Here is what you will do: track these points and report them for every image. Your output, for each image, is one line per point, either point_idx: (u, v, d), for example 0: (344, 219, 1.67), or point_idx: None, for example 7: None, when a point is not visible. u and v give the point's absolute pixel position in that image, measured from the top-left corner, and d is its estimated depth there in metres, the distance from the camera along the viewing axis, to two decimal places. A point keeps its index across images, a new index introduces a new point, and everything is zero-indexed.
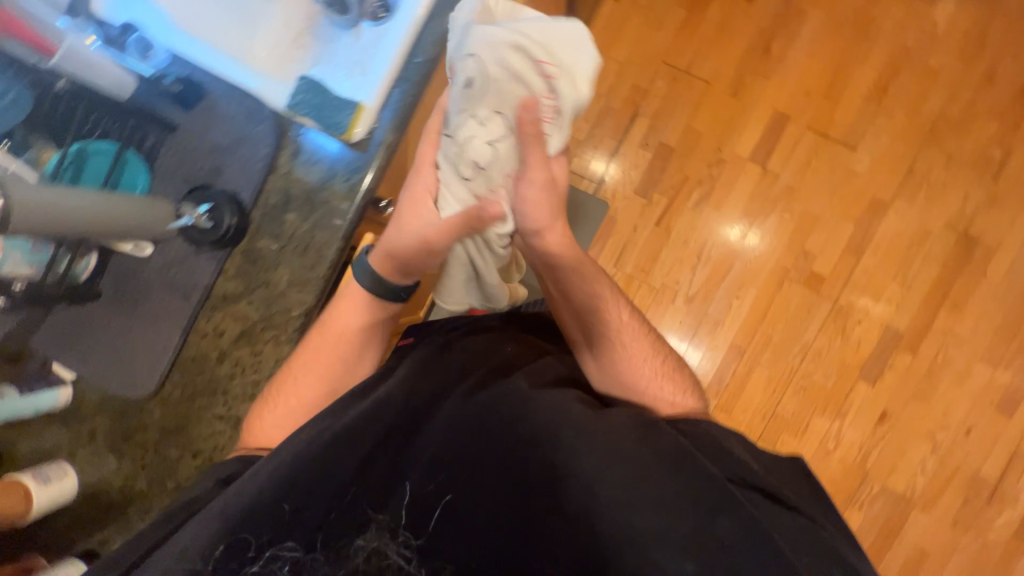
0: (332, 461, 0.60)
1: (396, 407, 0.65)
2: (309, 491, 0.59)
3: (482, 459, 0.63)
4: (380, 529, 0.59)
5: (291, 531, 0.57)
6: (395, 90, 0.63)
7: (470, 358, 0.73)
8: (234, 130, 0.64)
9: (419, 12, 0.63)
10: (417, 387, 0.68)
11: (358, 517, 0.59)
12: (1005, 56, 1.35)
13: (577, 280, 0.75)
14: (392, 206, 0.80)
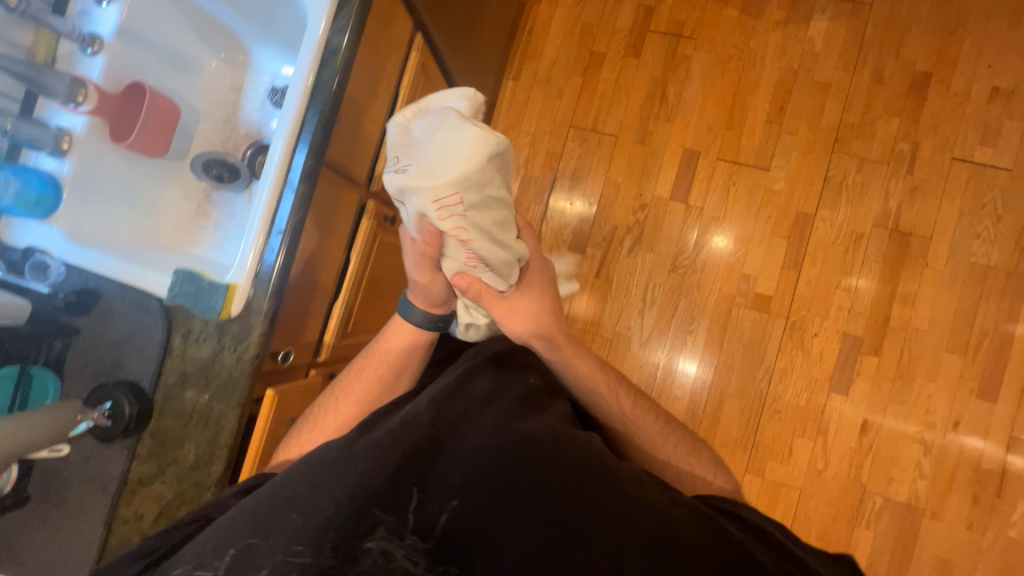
0: (356, 480, 0.59)
1: (426, 434, 0.64)
2: (326, 498, 0.58)
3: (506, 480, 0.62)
4: (387, 531, 0.58)
5: (302, 537, 0.56)
6: (264, 262, 0.69)
7: (498, 385, 0.72)
8: (128, 324, 0.70)
9: (271, 188, 0.69)
10: (447, 407, 0.67)
11: (366, 521, 0.58)
12: (888, 56, 1.39)
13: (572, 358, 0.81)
14: (293, 351, 0.80)
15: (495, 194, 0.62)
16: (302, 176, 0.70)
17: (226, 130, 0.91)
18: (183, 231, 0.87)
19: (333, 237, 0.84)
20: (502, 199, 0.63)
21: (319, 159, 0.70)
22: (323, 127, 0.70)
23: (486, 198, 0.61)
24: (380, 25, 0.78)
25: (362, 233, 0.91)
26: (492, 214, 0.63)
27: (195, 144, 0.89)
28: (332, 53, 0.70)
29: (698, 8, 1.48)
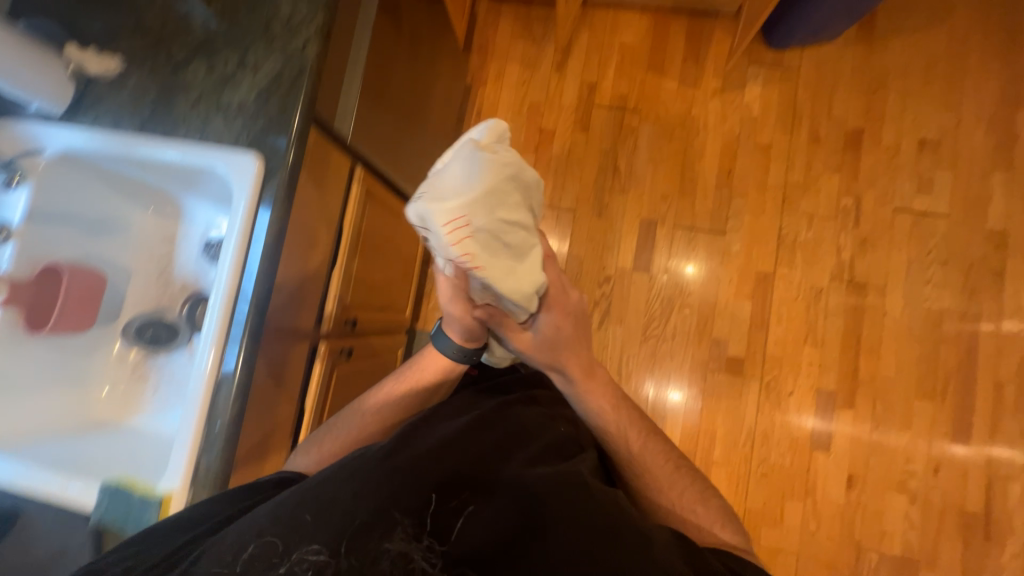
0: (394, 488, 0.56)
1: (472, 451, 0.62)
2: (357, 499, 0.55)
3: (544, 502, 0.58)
4: (404, 533, 0.54)
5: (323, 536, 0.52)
6: (202, 461, 0.65)
7: (536, 416, 0.72)
8: (57, 540, 0.66)
9: (203, 384, 0.65)
10: (488, 428, 0.66)
11: (384, 523, 0.54)
12: (821, 117, 1.46)
13: (589, 391, 0.76)
14: None
15: (511, 221, 0.58)
16: (238, 364, 0.67)
17: (162, 283, 0.85)
18: (121, 398, 0.81)
19: (283, 394, 0.78)
20: (517, 226, 0.58)
21: (256, 342, 0.68)
22: (258, 309, 0.67)
23: (500, 224, 0.57)
24: (315, 179, 0.76)
25: (315, 377, 0.86)
26: (516, 243, 0.59)
27: (129, 302, 0.84)
28: (260, 231, 0.67)
29: (638, 82, 1.53)
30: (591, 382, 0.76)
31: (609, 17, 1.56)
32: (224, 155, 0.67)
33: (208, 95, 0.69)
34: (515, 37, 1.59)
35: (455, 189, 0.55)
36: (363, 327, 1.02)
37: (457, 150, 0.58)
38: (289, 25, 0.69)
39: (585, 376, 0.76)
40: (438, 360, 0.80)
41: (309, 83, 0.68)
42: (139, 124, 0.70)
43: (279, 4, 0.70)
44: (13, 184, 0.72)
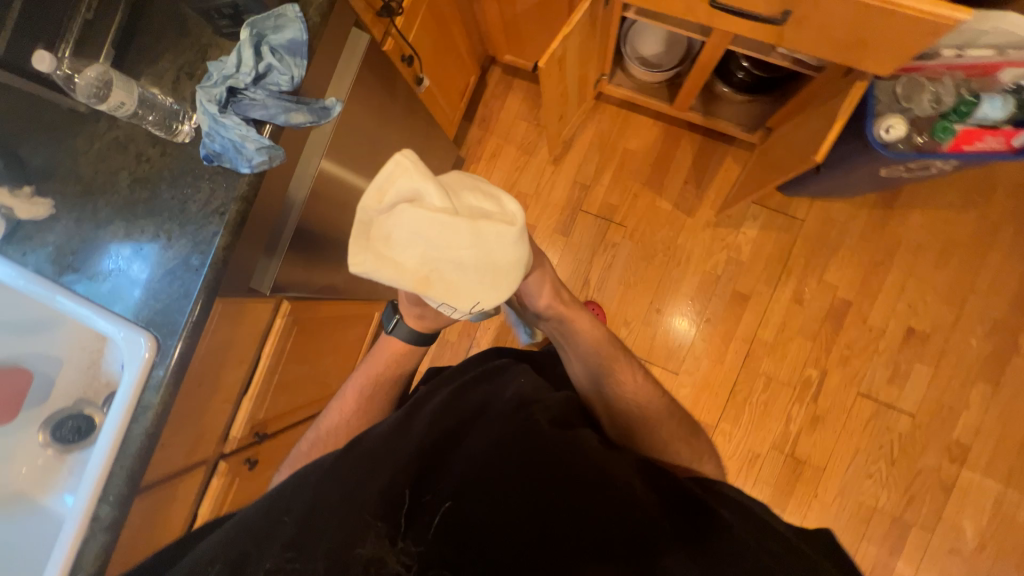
0: (353, 483, 0.58)
1: (428, 440, 0.63)
2: (321, 507, 0.56)
3: (510, 469, 0.58)
4: (379, 536, 0.53)
5: (291, 543, 0.53)
6: None
7: (493, 390, 0.73)
8: None
9: (71, 540, 0.70)
10: (445, 417, 0.67)
11: (358, 525, 0.54)
12: (810, 278, 1.38)
13: (582, 328, 0.84)
14: None
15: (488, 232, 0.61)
16: (106, 525, 0.71)
17: (90, 376, 0.91)
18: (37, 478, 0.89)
19: (164, 524, 0.84)
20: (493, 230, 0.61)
21: (125, 503, 0.71)
22: (131, 476, 0.71)
23: (485, 245, 0.61)
24: (220, 342, 0.78)
25: (210, 492, 0.92)
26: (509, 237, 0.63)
27: (56, 392, 0.91)
28: (146, 403, 0.70)
29: (632, 195, 1.46)
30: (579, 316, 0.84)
31: (619, 117, 1.47)
32: (122, 332, 0.69)
33: (122, 262, 0.71)
34: (519, 118, 1.52)
35: (440, 272, 0.61)
36: (278, 432, 1.08)
37: (400, 237, 0.58)
38: (204, 211, 0.70)
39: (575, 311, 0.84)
40: (397, 351, 0.82)
41: (211, 275, 0.69)
42: (60, 274, 0.73)
43: (199, 185, 0.70)
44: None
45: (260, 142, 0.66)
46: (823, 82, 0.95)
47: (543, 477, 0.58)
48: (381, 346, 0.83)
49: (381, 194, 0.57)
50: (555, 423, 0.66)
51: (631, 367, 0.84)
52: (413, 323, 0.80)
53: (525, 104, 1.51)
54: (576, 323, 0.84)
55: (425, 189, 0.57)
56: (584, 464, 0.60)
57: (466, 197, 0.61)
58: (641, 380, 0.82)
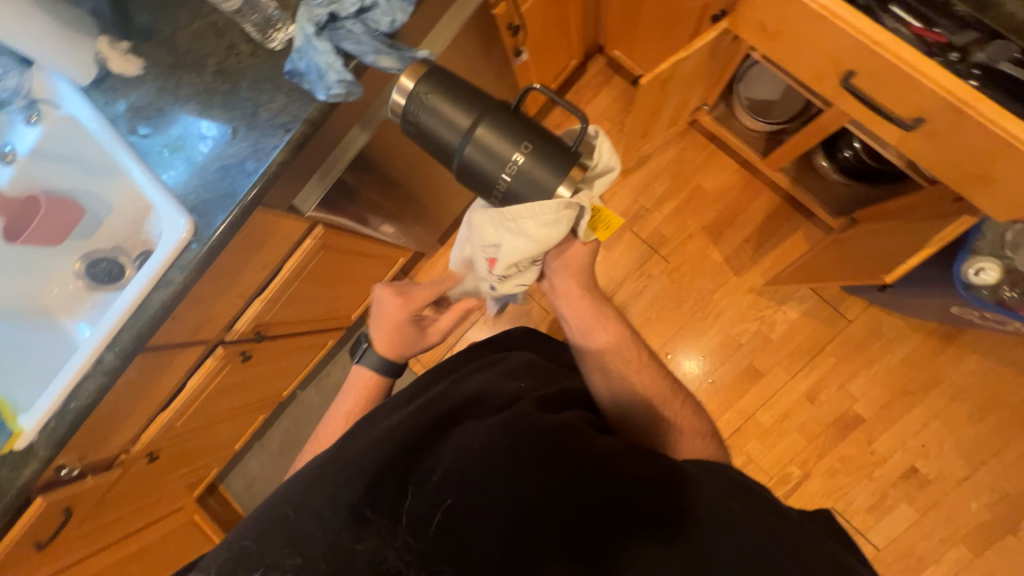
0: (344, 473, 0.58)
1: (416, 427, 0.63)
2: (314, 499, 0.56)
3: (496, 460, 0.56)
4: (379, 531, 0.53)
5: (287, 538, 0.54)
6: (54, 420, 0.78)
7: (490, 381, 0.71)
8: None
9: (74, 373, 0.77)
10: (437, 404, 0.66)
11: (356, 518, 0.54)
12: (830, 381, 1.32)
13: (589, 312, 0.77)
14: (87, 460, 0.94)
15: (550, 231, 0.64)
16: (105, 370, 0.77)
17: (133, 229, 0.98)
18: (66, 300, 0.98)
19: (157, 383, 0.92)
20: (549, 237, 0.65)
21: (127, 357, 0.77)
22: (136, 337, 0.76)
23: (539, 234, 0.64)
24: (251, 244, 0.81)
25: (202, 370, 0.99)
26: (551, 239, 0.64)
27: (98, 232, 0.98)
28: (170, 278, 0.75)
29: (687, 234, 1.41)
30: (584, 302, 0.77)
31: (704, 152, 1.41)
32: (169, 208, 0.73)
33: (187, 142, 0.75)
34: (604, 118, 1.46)
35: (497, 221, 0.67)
36: (277, 337, 1.14)
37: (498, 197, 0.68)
38: (270, 123, 0.71)
39: (582, 298, 0.77)
40: (371, 376, 0.80)
41: (261, 183, 0.71)
42: (130, 133, 0.77)
43: (274, 95, 0.71)
44: (28, 122, 0.83)
45: (343, 76, 0.66)
46: (928, 195, 0.87)
47: (531, 470, 0.55)
48: (353, 380, 0.81)
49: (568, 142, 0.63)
50: (548, 412, 0.63)
51: (634, 354, 0.76)
52: (385, 348, 0.79)
53: (616, 105, 1.45)
54: (581, 311, 0.77)
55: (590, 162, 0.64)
56: (569, 450, 0.57)
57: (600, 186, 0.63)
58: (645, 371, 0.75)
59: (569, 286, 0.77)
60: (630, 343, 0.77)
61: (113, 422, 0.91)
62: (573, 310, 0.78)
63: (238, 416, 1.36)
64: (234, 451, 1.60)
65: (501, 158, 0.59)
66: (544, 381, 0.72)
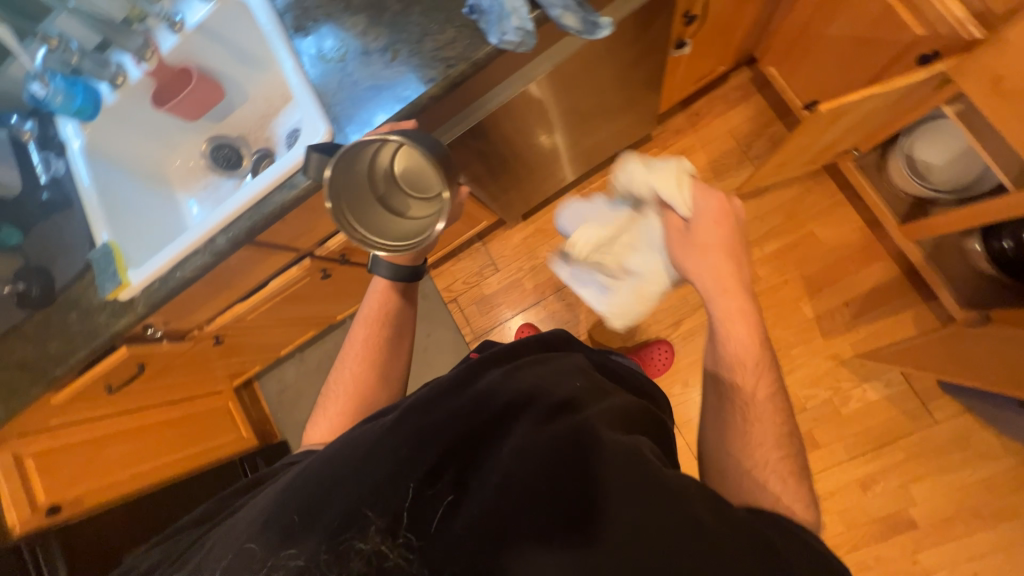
0: (361, 469, 0.53)
1: (463, 422, 0.55)
2: (327, 499, 0.52)
3: (532, 482, 0.48)
4: (382, 531, 0.48)
5: (291, 540, 0.50)
6: (158, 282, 0.83)
7: (549, 378, 0.61)
8: (77, 235, 0.90)
9: (184, 247, 0.81)
10: (489, 397, 0.57)
11: (368, 512, 0.50)
12: (893, 476, 1.22)
13: (724, 313, 0.60)
14: (168, 327, 0.99)
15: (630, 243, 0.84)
16: (215, 250, 0.80)
17: (259, 124, 1.01)
18: (184, 174, 1.03)
19: (248, 275, 0.95)
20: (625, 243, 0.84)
21: (237, 245, 0.80)
22: (249, 227, 0.78)
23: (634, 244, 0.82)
24: None
25: (284, 276, 1.02)
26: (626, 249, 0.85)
27: (228, 118, 1.01)
28: (296, 181, 0.76)
29: (783, 279, 1.31)
30: (732, 298, 0.59)
31: (828, 199, 1.30)
32: (311, 115, 0.74)
33: (345, 56, 0.74)
34: (730, 135, 1.37)
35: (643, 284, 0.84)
36: (355, 263, 1.16)
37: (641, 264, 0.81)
38: (433, 55, 0.69)
39: (731, 292, 0.60)
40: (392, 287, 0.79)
41: (408, 112, 0.70)
42: (294, 31, 0.78)
43: (445, 26, 0.69)
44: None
45: (523, 25, 0.64)
46: None
47: (572, 499, 0.46)
48: (371, 292, 0.80)
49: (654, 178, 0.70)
50: (616, 432, 0.53)
51: (764, 378, 0.58)
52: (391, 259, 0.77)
53: (747, 125, 1.36)
54: (728, 307, 0.59)
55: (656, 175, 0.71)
56: (623, 476, 0.46)
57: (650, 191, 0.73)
58: (767, 404, 0.57)
59: (713, 275, 0.60)
60: (761, 358, 0.58)
61: (201, 299, 0.95)
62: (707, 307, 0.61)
63: (293, 326, 1.41)
64: (277, 356, 1.67)
65: (437, 186, 0.55)
66: (599, 389, 0.61)
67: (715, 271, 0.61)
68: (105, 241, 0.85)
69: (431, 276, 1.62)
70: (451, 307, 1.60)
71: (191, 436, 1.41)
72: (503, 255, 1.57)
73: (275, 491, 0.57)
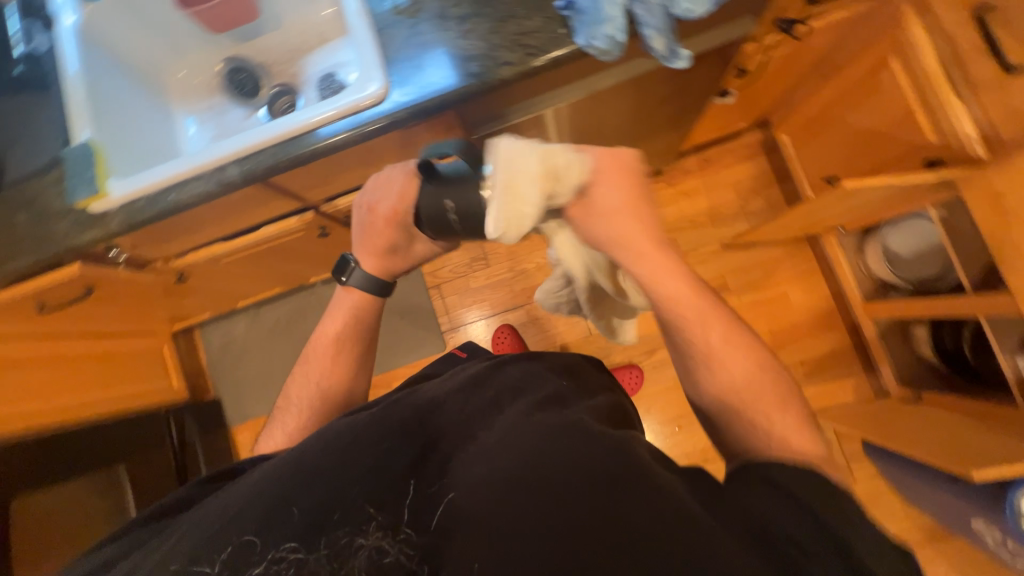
0: (342, 459, 0.49)
1: (447, 417, 0.54)
2: (310, 491, 0.47)
3: (522, 475, 0.44)
4: (382, 526, 0.46)
5: (294, 530, 0.45)
6: (142, 200, 0.73)
7: (534, 373, 0.60)
8: (47, 125, 0.78)
9: (182, 172, 0.72)
10: (475, 391, 0.57)
11: (360, 513, 0.46)
12: None
13: (649, 269, 0.54)
14: (132, 253, 0.88)
15: None
16: (222, 182, 0.72)
17: (287, 58, 0.93)
18: (187, 88, 0.92)
19: (242, 216, 0.86)
20: None
21: (249, 179, 0.72)
22: (269, 166, 0.71)
23: None
24: (418, 135, 0.77)
25: (281, 225, 0.93)
26: None
27: (253, 43, 0.92)
28: (334, 127, 0.70)
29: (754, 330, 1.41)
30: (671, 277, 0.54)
31: (804, 265, 1.42)
32: (367, 64, 0.70)
33: (417, 14, 0.72)
34: (733, 187, 1.46)
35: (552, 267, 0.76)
36: None
37: None
38: (514, 40, 0.68)
39: (666, 270, 0.54)
40: (354, 304, 0.71)
41: (475, 86, 0.67)
42: None
43: (535, 14, 0.68)
44: None
45: (615, 36, 0.64)
46: (1010, 417, 0.92)
47: (569, 506, 0.42)
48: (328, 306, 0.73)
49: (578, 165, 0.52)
50: (608, 426, 0.50)
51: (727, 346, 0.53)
52: (370, 268, 0.69)
53: (749, 183, 1.45)
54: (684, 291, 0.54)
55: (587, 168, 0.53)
56: (610, 468, 0.43)
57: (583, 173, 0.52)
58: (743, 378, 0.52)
59: (615, 216, 0.54)
60: (705, 302, 0.54)
61: (183, 229, 0.85)
62: (633, 276, 0.56)
63: (263, 279, 1.30)
64: (230, 307, 1.53)
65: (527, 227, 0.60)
66: (591, 391, 0.60)
67: (622, 235, 0.54)
68: (83, 140, 0.74)
69: None
70: (432, 293, 1.56)
71: (115, 376, 1.25)
72: (496, 252, 1.55)
73: (240, 486, 0.50)
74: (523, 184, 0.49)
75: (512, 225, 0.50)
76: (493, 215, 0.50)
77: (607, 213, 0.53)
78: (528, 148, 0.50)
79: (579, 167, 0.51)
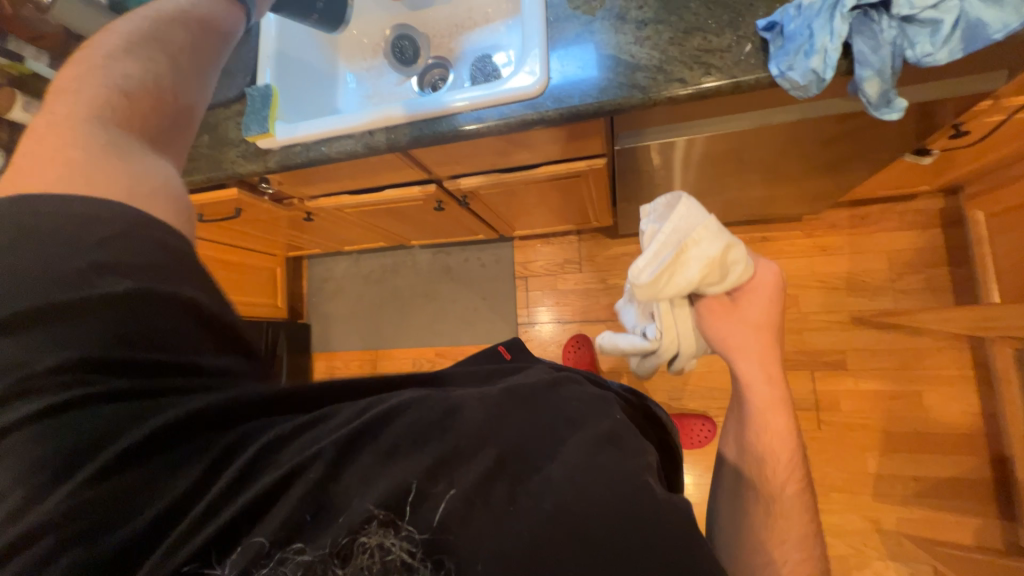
0: (337, 443, 0.34)
1: (474, 413, 0.35)
2: (305, 478, 0.33)
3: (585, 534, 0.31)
4: (385, 528, 0.32)
5: (303, 522, 0.32)
6: (300, 146, 0.80)
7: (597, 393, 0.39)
8: (240, 62, 0.87)
9: (334, 126, 0.76)
10: (520, 393, 0.37)
11: (359, 517, 0.32)
12: None
13: (759, 398, 0.55)
14: (276, 188, 0.97)
15: None
16: (369, 144, 0.75)
17: (449, 32, 0.95)
18: (355, 46, 0.97)
19: (374, 177, 0.91)
20: None
21: (392, 146, 0.75)
22: (413, 139, 0.73)
23: None
24: (561, 136, 0.74)
25: (404, 192, 0.97)
26: None
27: (422, 13, 0.95)
28: (482, 113, 0.70)
29: (865, 422, 1.21)
30: (776, 407, 0.54)
31: (954, 369, 1.18)
32: (531, 55, 0.68)
33: (597, 11, 0.68)
34: (887, 256, 1.24)
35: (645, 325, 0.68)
36: (468, 208, 1.10)
37: None
38: (695, 56, 0.61)
39: (773, 401, 0.54)
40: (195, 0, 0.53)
41: (638, 98, 0.62)
42: None
43: (727, 33, 0.61)
44: None
45: (820, 71, 0.55)
46: None
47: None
48: (83, 49, 0.47)
49: (730, 266, 0.55)
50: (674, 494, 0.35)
51: (787, 467, 0.52)
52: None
53: (909, 255, 1.23)
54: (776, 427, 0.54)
55: (734, 272, 0.55)
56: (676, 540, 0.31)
57: (734, 274, 0.55)
58: (794, 503, 0.51)
59: (743, 350, 0.56)
60: (787, 436, 0.53)
61: (324, 177, 0.91)
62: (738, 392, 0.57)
63: (372, 232, 1.38)
64: (337, 248, 1.66)
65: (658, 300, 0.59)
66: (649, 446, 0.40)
67: (744, 349, 0.56)
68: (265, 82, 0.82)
69: (514, 245, 1.57)
70: (518, 284, 1.56)
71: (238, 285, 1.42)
72: (591, 260, 1.50)
73: (190, 441, 0.35)
74: (692, 257, 0.53)
75: (666, 287, 0.54)
76: (658, 269, 0.53)
77: (742, 332, 0.57)
78: (716, 229, 0.53)
79: (743, 268, 0.55)
